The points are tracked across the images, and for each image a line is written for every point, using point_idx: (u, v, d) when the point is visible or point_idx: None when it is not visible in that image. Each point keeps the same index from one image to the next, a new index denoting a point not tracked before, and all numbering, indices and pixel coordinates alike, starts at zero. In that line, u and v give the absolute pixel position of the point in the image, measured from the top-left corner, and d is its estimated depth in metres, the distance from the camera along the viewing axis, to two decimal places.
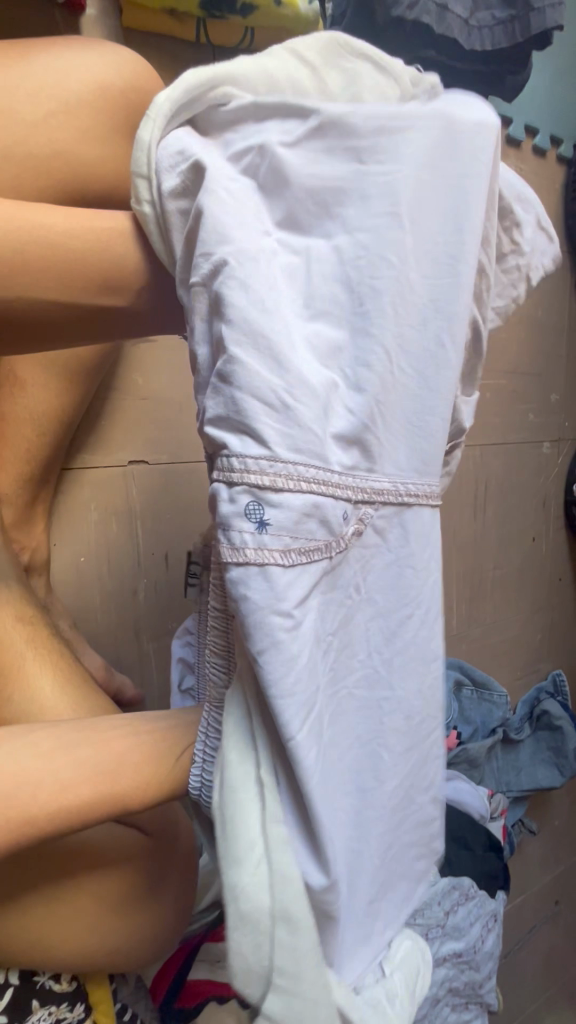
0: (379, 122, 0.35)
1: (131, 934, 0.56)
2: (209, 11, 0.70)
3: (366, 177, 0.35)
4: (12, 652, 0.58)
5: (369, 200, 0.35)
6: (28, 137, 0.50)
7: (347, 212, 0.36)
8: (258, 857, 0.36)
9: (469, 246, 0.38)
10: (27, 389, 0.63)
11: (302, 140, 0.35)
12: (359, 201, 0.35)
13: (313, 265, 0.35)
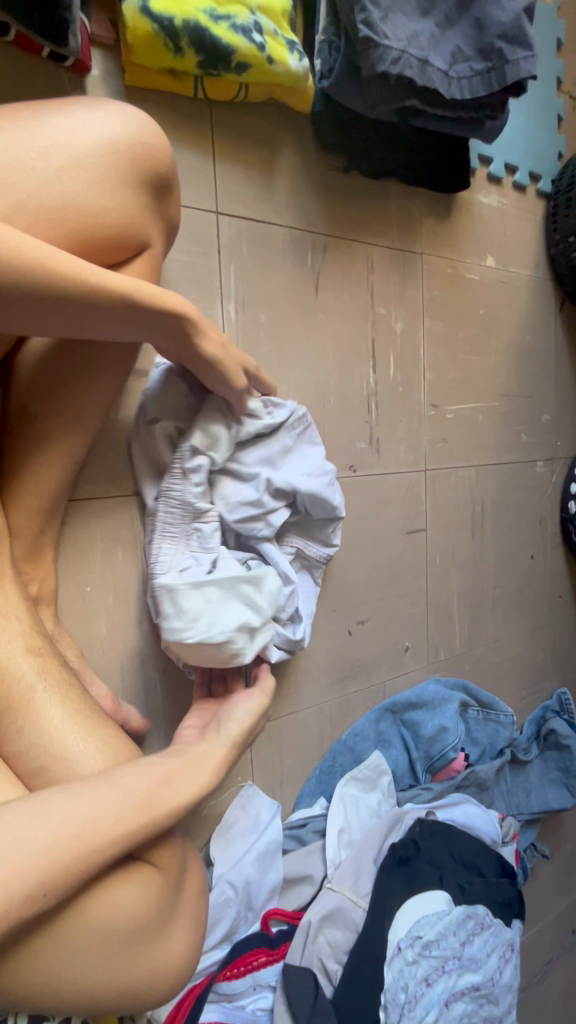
0: (305, 448, 0.85)
1: (143, 968, 0.57)
2: (206, 71, 0.73)
3: (298, 455, 0.83)
4: (23, 685, 0.59)
5: (299, 461, 0.83)
6: (40, 189, 0.55)
7: (294, 458, 0.83)
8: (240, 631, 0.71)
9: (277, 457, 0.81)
10: (38, 425, 0.65)
11: (297, 458, 0.83)
12: (299, 459, 0.83)
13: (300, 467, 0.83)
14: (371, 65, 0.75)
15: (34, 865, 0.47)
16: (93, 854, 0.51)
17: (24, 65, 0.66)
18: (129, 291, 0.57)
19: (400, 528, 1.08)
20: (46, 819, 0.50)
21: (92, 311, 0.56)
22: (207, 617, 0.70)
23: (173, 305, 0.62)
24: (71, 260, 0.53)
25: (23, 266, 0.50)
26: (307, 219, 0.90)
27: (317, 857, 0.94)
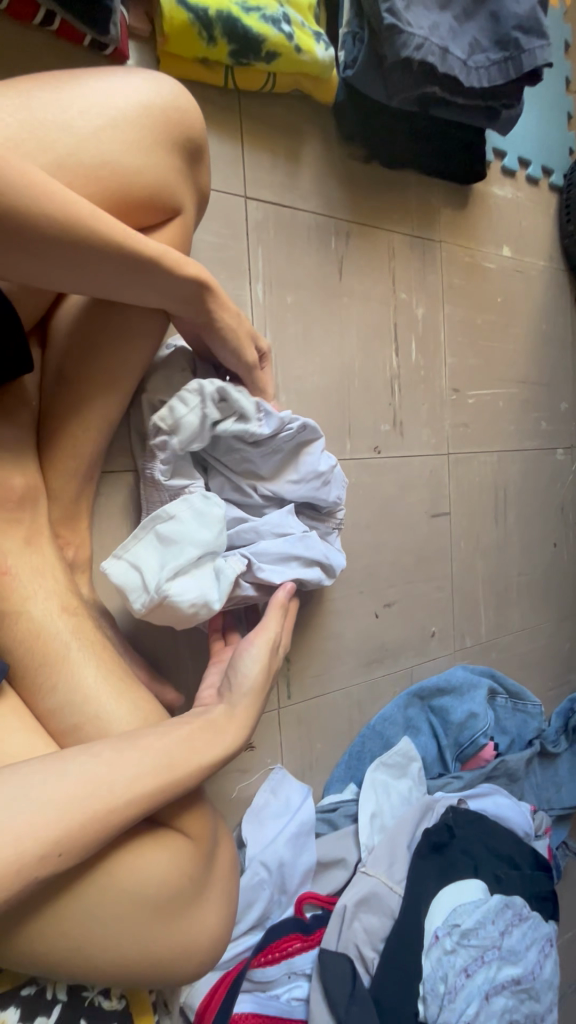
0: (311, 457, 0.78)
1: (183, 936, 0.55)
2: (237, 59, 0.76)
3: (301, 463, 0.77)
4: (58, 642, 0.57)
5: (302, 471, 0.77)
6: (83, 151, 0.57)
7: (297, 466, 0.77)
8: (205, 589, 0.66)
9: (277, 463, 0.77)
10: (77, 388, 0.66)
11: (300, 467, 0.77)
12: (301, 468, 0.77)
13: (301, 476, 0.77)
14: (395, 49, 0.79)
15: (55, 822, 0.46)
16: (117, 805, 0.50)
17: (65, 51, 0.70)
18: (156, 252, 0.58)
19: (424, 510, 1.08)
20: (76, 777, 0.49)
21: (121, 268, 0.57)
22: (170, 576, 0.64)
23: (194, 272, 0.62)
24: (107, 216, 0.55)
25: (60, 213, 0.51)
26: (331, 206, 0.93)
27: (350, 840, 0.92)
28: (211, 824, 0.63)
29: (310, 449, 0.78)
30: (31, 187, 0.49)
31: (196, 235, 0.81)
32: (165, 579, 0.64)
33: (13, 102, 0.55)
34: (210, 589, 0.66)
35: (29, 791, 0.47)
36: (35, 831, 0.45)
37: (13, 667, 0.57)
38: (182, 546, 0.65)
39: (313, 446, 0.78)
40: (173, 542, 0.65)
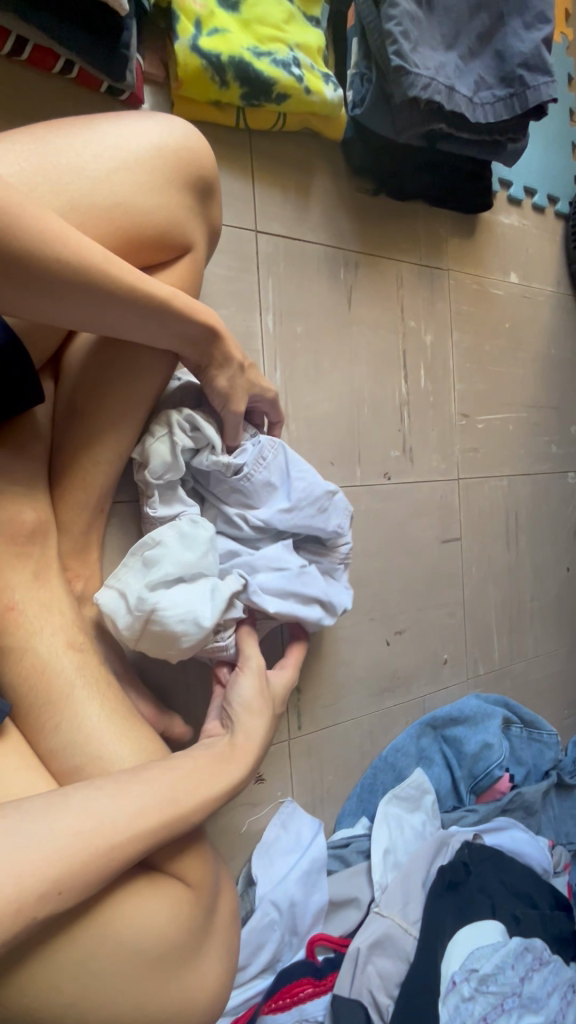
0: (305, 484, 0.75)
1: (178, 994, 0.53)
2: (248, 101, 0.79)
3: (291, 489, 0.75)
4: (62, 678, 0.58)
5: (296, 500, 0.75)
6: (94, 193, 0.59)
7: (289, 493, 0.75)
8: (196, 605, 0.65)
9: (268, 493, 0.75)
10: (87, 421, 0.67)
11: (293, 495, 0.75)
12: (294, 496, 0.75)
13: (293, 504, 0.74)
14: (403, 90, 0.80)
15: (57, 858, 0.46)
16: (127, 853, 0.50)
17: (82, 96, 0.72)
18: (164, 293, 0.60)
19: (435, 536, 1.07)
20: (83, 814, 0.49)
21: (132, 309, 0.58)
22: (160, 593, 0.64)
23: (201, 314, 0.64)
24: (119, 259, 0.56)
25: (74, 256, 0.52)
26: (340, 237, 0.95)
27: (362, 879, 0.89)
28: (209, 870, 0.62)
29: (302, 476, 0.76)
30: (46, 232, 0.50)
31: (208, 269, 0.83)
32: (155, 595, 0.63)
33: (30, 151, 0.57)
34: (200, 608, 0.65)
35: (32, 839, 0.46)
36: (37, 870, 0.45)
37: (14, 703, 0.57)
38: (171, 561, 0.65)
39: (306, 473, 0.76)
40: (163, 558, 0.65)
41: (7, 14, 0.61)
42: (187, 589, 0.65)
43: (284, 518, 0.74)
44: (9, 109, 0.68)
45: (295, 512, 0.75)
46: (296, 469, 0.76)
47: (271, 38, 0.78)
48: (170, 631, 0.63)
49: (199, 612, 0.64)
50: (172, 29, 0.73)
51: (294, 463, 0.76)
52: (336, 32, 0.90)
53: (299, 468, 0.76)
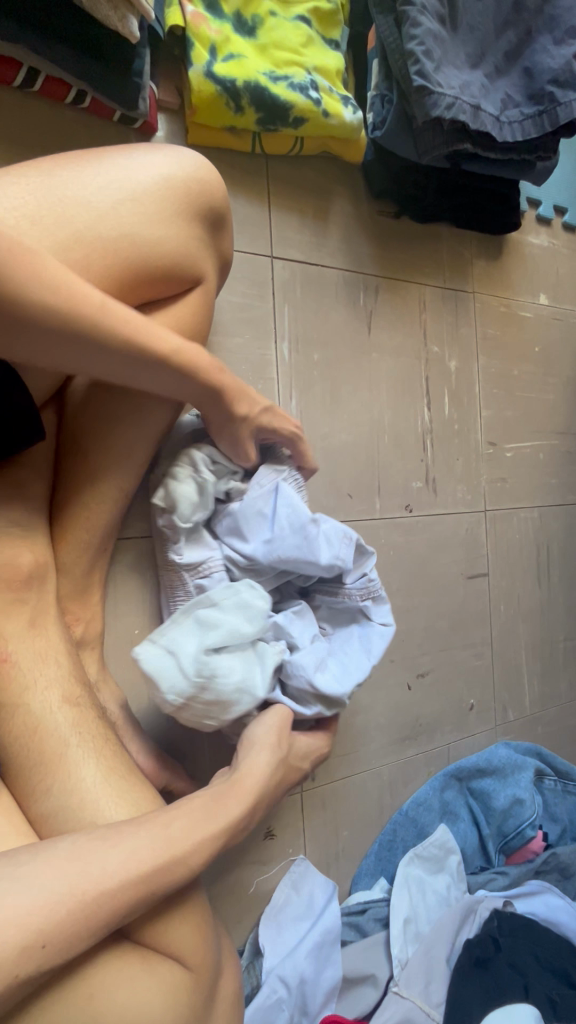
0: (292, 513, 0.68)
1: None
2: (265, 126, 0.76)
3: (276, 519, 0.68)
4: (56, 738, 0.54)
5: (281, 532, 0.67)
6: (100, 223, 0.56)
7: (272, 522, 0.68)
8: (249, 673, 0.64)
9: (250, 521, 0.68)
10: (91, 458, 0.64)
11: (276, 526, 0.67)
12: (277, 526, 0.67)
13: (276, 536, 0.67)
14: (426, 109, 0.77)
15: (40, 906, 0.42)
16: (116, 907, 0.46)
17: (94, 124, 0.71)
18: (165, 347, 0.57)
19: (460, 571, 1.01)
20: (68, 876, 0.45)
21: (131, 362, 0.56)
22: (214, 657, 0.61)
23: (210, 364, 0.61)
24: (126, 311, 0.54)
25: (78, 308, 0.50)
26: (359, 261, 0.91)
27: (380, 951, 0.82)
28: (211, 951, 0.55)
29: (290, 503, 0.68)
30: (50, 283, 0.49)
31: (221, 296, 0.80)
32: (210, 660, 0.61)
33: (33, 181, 0.55)
34: (254, 676, 0.64)
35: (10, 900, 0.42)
36: (15, 927, 0.41)
37: (3, 762, 0.53)
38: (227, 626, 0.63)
39: (292, 501, 0.68)
40: (218, 618, 0.62)
41: (17, 47, 0.60)
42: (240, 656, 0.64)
43: (263, 549, 0.67)
44: (20, 140, 0.67)
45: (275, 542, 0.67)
46: (283, 496, 0.69)
47: (289, 61, 0.75)
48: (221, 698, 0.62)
49: (250, 680, 0.64)
50: (186, 57, 0.72)
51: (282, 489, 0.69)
52: (355, 55, 0.88)
53: (290, 497, 0.69)
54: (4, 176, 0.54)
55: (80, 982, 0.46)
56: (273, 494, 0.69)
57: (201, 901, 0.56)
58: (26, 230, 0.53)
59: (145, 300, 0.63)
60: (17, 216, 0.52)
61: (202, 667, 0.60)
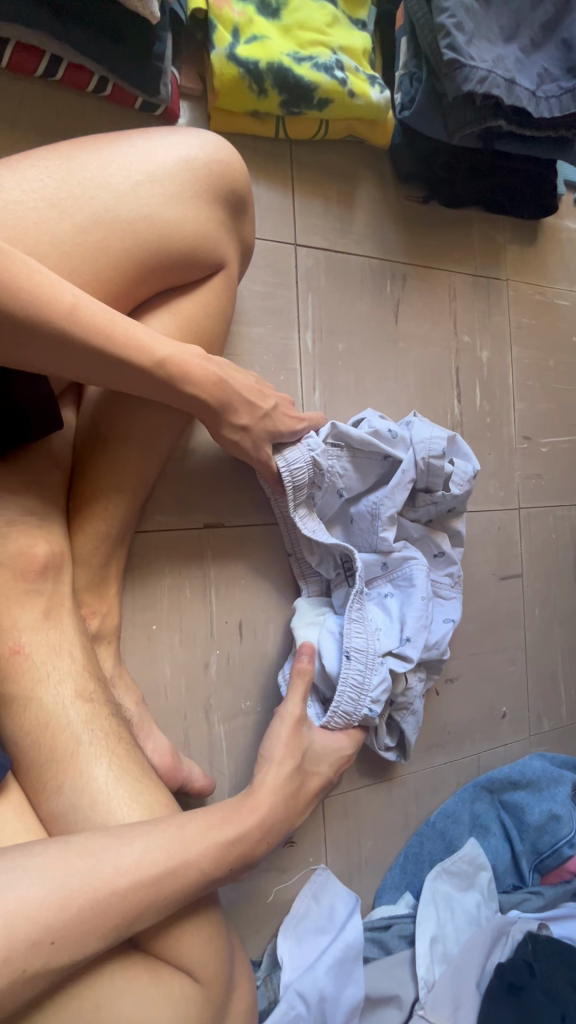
0: (362, 470, 0.74)
1: None
2: (288, 109, 0.74)
3: (338, 475, 0.72)
4: (68, 733, 0.52)
5: (348, 483, 0.73)
6: (118, 204, 0.55)
7: (335, 482, 0.73)
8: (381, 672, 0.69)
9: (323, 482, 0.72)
10: (110, 449, 0.63)
11: (336, 486, 0.73)
12: (344, 476, 0.73)
13: (336, 494, 0.74)
14: (457, 85, 0.74)
15: (48, 902, 0.41)
16: (126, 911, 0.44)
17: (116, 112, 0.70)
18: (170, 358, 0.56)
19: (492, 573, 0.96)
20: (81, 872, 0.43)
21: (137, 376, 0.55)
22: (353, 675, 0.67)
23: (212, 374, 0.59)
24: (120, 318, 0.53)
25: (66, 316, 0.49)
26: (386, 249, 0.88)
27: (405, 972, 0.77)
28: (224, 962, 0.52)
29: (360, 452, 0.73)
30: (39, 294, 0.48)
31: (243, 286, 0.78)
32: (352, 677, 0.67)
33: (51, 165, 0.54)
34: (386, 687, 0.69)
35: (25, 891, 0.40)
36: (22, 919, 0.40)
37: (16, 756, 0.52)
38: (354, 645, 0.68)
39: (355, 461, 0.73)
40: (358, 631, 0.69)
41: (39, 33, 0.60)
42: (370, 669, 0.68)
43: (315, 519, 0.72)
44: (44, 132, 0.67)
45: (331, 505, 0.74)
46: (354, 446, 0.72)
47: (313, 42, 0.73)
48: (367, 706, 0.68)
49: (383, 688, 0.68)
50: (209, 41, 0.70)
51: (355, 433, 0.72)
52: (383, 37, 0.85)
53: (360, 451, 0.73)
54: (23, 161, 0.53)
55: (85, 990, 0.44)
56: (334, 446, 0.72)
57: (214, 912, 0.54)
58: (43, 212, 0.52)
59: (163, 287, 0.61)
60: (34, 198, 0.52)
61: (346, 665, 0.67)
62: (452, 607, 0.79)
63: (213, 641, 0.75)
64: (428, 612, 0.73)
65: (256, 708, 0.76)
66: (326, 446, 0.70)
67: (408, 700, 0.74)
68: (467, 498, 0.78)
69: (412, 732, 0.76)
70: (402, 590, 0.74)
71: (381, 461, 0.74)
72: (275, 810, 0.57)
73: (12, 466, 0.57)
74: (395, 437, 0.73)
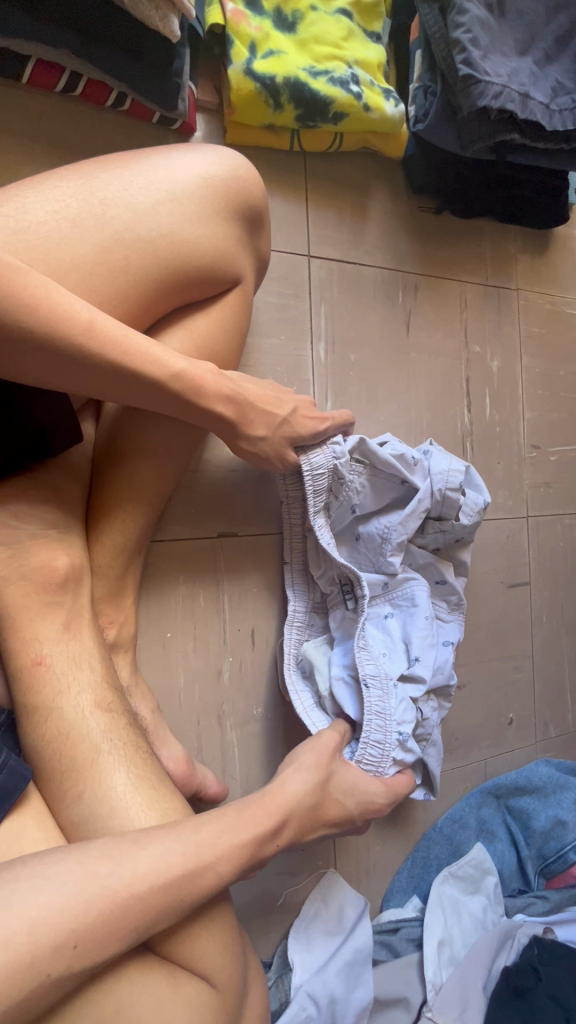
0: (380, 491, 0.74)
1: None
2: (304, 122, 0.75)
3: (356, 491, 0.73)
4: (88, 743, 0.53)
5: (364, 499, 0.74)
6: (139, 223, 0.55)
7: (354, 498, 0.73)
8: (404, 700, 0.70)
9: (340, 497, 0.72)
10: (128, 462, 0.64)
11: (353, 503, 0.73)
12: (362, 493, 0.73)
13: (352, 510, 0.74)
14: (472, 100, 0.74)
15: (70, 905, 0.42)
16: (146, 913, 0.45)
17: (134, 126, 0.71)
18: (187, 373, 0.57)
19: (500, 581, 0.97)
20: (100, 876, 0.44)
21: (154, 391, 0.56)
22: (377, 702, 0.68)
23: (225, 390, 0.60)
24: (139, 336, 0.54)
25: (86, 333, 0.50)
26: (398, 259, 0.89)
27: (413, 975, 0.79)
28: (239, 967, 0.53)
29: (382, 475, 0.73)
30: (57, 310, 0.49)
31: (257, 297, 0.79)
32: (376, 704, 0.68)
33: (74, 183, 0.55)
34: (408, 713, 0.69)
35: (48, 896, 0.42)
36: (47, 928, 0.41)
37: (36, 764, 0.53)
38: (372, 670, 0.69)
39: (372, 482, 0.73)
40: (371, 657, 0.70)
41: (60, 51, 0.61)
42: (390, 693, 0.69)
43: (327, 531, 0.72)
44: (63, 146, 0.68)
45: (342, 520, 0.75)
46: (377, 467, 0.72)
47: (328, 56, 0.74)
48: (392, 734, 0.68)
49: (407, 715, 0.69)
50: (225, 56, 0.71)
51: (381, 452, 0.72)
52: (396, 48, 0.85)
53: (380, 472, 0.73)
54: (46, 181, 0.54)
55: (107, 995, 0.45)
56: (355, 461, 0.72)
57: (229, 917, 0.55)
58: (66, 232, 0.53)
59: (181, 302, 0.62)
60: (57, 219, 0.53)
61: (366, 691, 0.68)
62: (451, 630, 0.79)
63: (226, 648, 0.76)
64: (431, 629, 0.74)
65: (268, 715, 0.78)
66: (351, 459, 0.71)
67: (427, 731, 0.74)
68: (476, 528, 0.78)
69: (435, 764, 0.75)
70: (404, 610, 0.75)
71: (399, 485, 0.74)
72: (290, 819, 0.57)
73: (34, 480, 0.58)
74: (416, 463, 0.74)
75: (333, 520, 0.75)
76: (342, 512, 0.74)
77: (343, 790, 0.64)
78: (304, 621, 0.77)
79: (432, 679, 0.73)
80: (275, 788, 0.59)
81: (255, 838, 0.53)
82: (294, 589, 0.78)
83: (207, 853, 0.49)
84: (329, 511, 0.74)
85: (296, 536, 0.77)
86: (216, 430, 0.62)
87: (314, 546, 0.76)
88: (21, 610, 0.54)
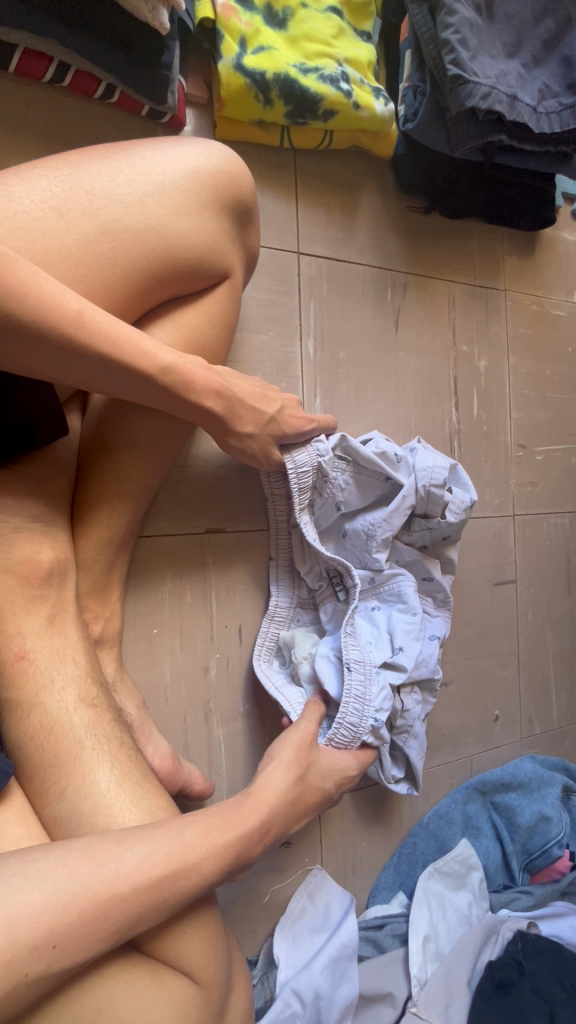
0: (365, 488, 0.74)
1: None
2: (294, 119, 0.75)
3: (341, 488, 0.73)
4: (72, 738, 0.53)
5: (349, 496, 0.74)
6: (126, 214, 0.55)
7: (339, 496, 0.74)
8: (383, 686, 0.70)
9: (324, 496, 0.73)
10: (114, 456, 0.64)
11: (338, 503, 0.74)
12: (347, 490, 0.74)
13: (337, 506, 0.74)
14: (460, 100, 0.75)
15: (51, 905, 0.41)
16: (128, 913, 0.44)
17: (123, 118, 0.70)
18: (176, 367, 0.57)
19: (487, 579, 0.97)
20: (82, 875, 0.44)
21: (142, 383, 0.55)
22: (356, 690, 0.68)
23: (214, 384, 0.60)
24: (127, 328, 0.54)
25: (73, 324, 0.50)
26: (387, 258, 0.89)
27: (397, 970, 0.79)
28: (222, 962, 0.53)
29: (365, 472, 0.73)
30: (43, 300, 0.48)
31: (246, 294, 0.79)
32: (357, 693, 0.68)
33: (60, 173, 0.54)
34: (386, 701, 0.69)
35: (29, 896, 0.41)
36: (27, 925, 0.40)
37: (17, 760, 0.52)
38: (357, 661, 0.69)
39: (356, 480, 0.74)
40: (358, 648, 0.70)
41: (47, 39, 0.60)
42: (371, 683, 0.69)
43: (313, 528, 0.72)
44: (51, 137, 0.67)
45: (326, 518, 0.76)
46: (360, 465, 0.73)
47: (319, 53, 0.74)
48: (370, 721, 0.68)
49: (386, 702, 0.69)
50: (216, 51, 0.71)
51: (365, 451, 0.72)
52: (386, 47, 0.86)
53: (363, 469, 0.73)
54: (31, 170, 0.53)
55: (87, 993, 0.44)
56: (340, 459, 0.72)
57: (213, 914, 0.55)
58: (52, 222, 0.52)
59: (168, 297, 0.62)
60: (43, 208, 0.52)
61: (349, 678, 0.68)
62: (438, 624, 0.79)
63: (212, 646, 0.76)
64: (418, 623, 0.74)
65: (254, 712, 0.77)
66: (334, 457, 0.71)
67: (408, 723, 0.74)
68: (463, 526, 0.79)
69: (418, 757, 0.75)
70: (390, 605, 0.76)
71: (383, 482, 0.75)
72: (274, 815, 0.57)
73: (17, 473, 0.57)
74: (399, 459, 0.74)
75: (317, 519, 0.75)
76: (326, 510, 0.75)
77: (328, 786, 0.64)
78: (288, 617, 0.77)
79: (416, 671, 0.73)
80: (259, 784, 0.59)
81: (238, 831, 0.53)
82: (280, 586, 0.78)
83: (191, 848, 0.49)
84: (314, 508, 0.74)
85: (282, 534, 0.77)
86: (204, 425, 0.62)
87: (299, 543, 0.76)
88: (4, 604, 0.53)
